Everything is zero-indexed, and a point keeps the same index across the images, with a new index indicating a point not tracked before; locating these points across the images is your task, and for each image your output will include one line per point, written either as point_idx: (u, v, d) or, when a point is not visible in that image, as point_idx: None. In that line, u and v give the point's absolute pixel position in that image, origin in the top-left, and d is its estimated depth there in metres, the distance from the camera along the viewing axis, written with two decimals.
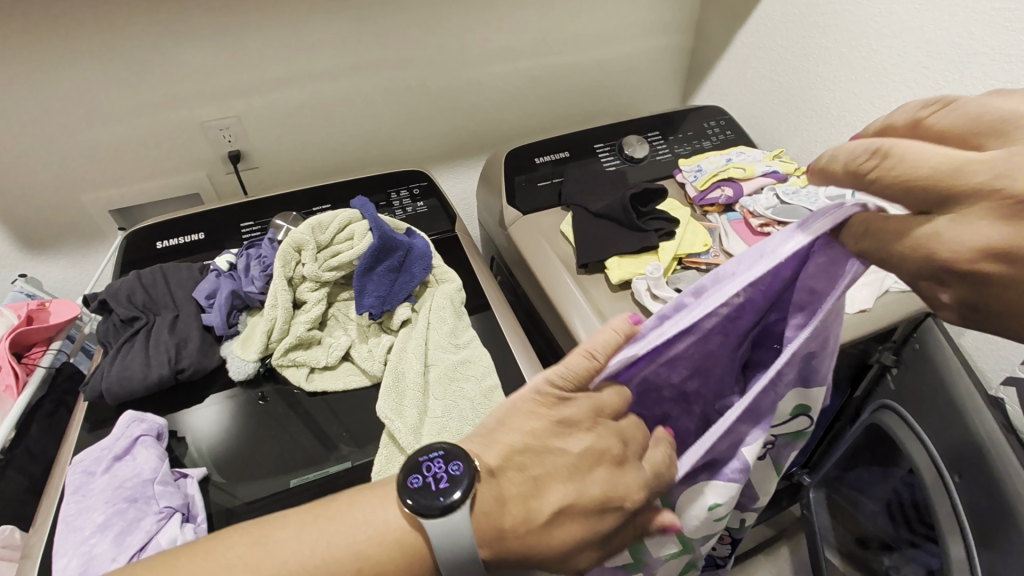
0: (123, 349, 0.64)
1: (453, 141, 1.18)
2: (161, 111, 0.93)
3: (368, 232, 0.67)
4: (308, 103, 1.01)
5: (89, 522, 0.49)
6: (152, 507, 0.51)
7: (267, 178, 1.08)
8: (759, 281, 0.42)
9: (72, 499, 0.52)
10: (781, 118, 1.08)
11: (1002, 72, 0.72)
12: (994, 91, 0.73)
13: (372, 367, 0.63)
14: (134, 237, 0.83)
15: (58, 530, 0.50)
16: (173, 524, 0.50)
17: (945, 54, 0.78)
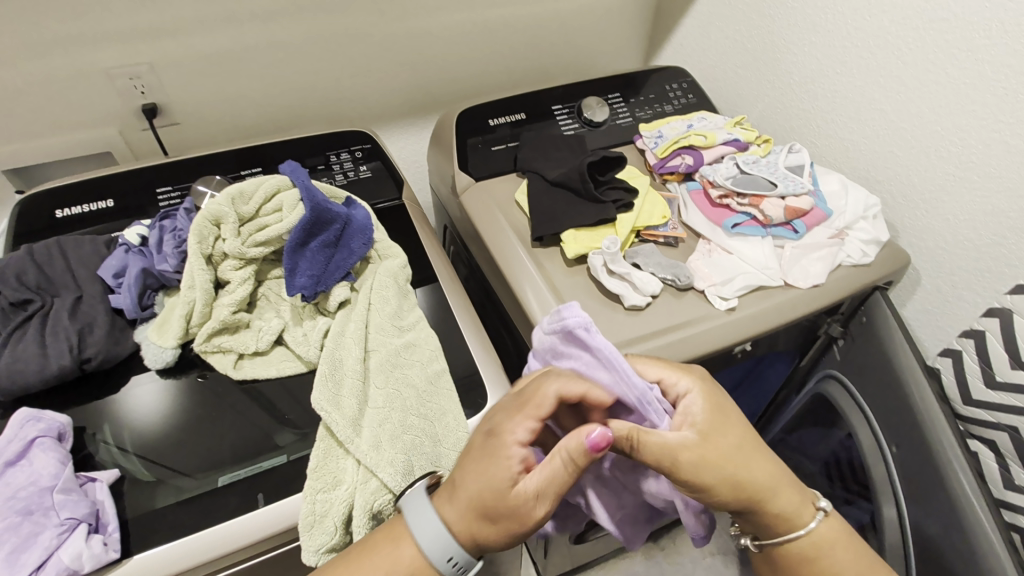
0: (14, 337, 0.56)
1: (402, 98, 1.09)
2: (53, 56, 0.80)
3: (299, 203, 0.60)
4: (233, 51, 0.89)
5: None
6: (51, 519, 0.45)
7: (190, 135, 0.96)
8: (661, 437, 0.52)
9: None
10: (743, 83, 1.05)
11: (962, 40, 0.70)
12: (954, 61, 0.72)
13: (307, 353, 0.58)
14: (30, 204, 0.72)
15: None
16: (79, 538, 0.45)
17: (908, 19, 0.75)
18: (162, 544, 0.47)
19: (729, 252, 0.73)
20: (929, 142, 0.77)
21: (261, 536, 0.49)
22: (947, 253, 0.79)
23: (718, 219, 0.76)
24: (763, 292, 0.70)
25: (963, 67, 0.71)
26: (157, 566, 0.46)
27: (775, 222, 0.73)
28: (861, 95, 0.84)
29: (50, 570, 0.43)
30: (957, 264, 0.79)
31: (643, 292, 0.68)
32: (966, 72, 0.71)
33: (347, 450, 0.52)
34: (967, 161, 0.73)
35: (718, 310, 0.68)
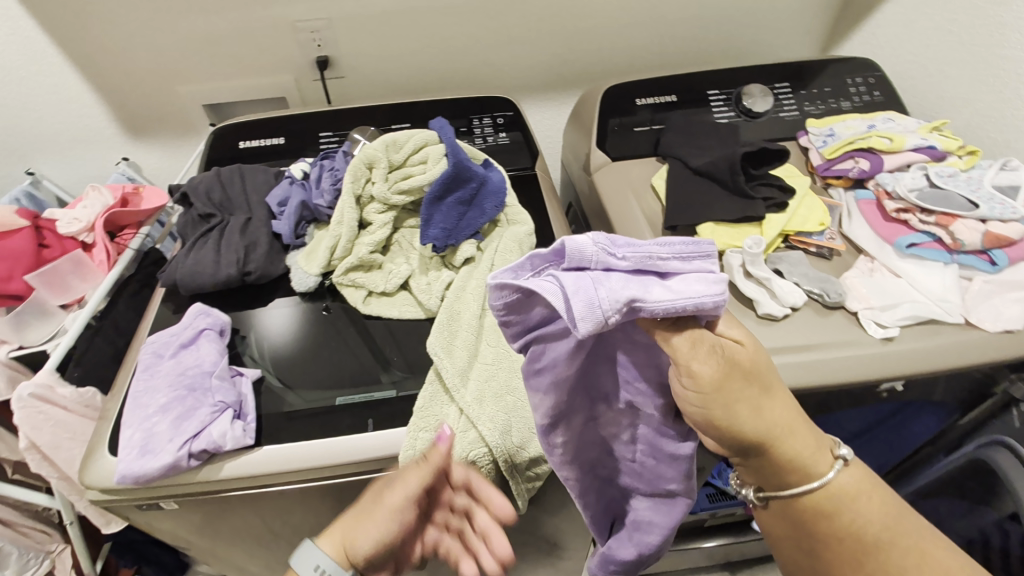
0: (197, 243, 0.65)
1: (547, 71, 1.08)
2: (255, 7, 0.90)
3: (442, 159, 0.62)
4: (400, 12, 0.94)
5: (153, 401, 0.52)
6: (208, 398, 0.52)
7: (351, 89, 1.04)
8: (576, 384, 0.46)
9: (141, 377, 0.55)
10: (949, 85, 0.88)
11: None
12: None
13: (428, 301, 0.60)
14: (221, 134, 0.83)
15: (127, 404, 0.53)
16: (223, 417, 0.51)
17: None
18: (286, 443, 0.53)
19: (896, 274, 0.63)
20: None
21: (366, 457, 0.53)
22: None
23: (890, 235, 0.65)
24: (934, 328, 0.59)
25: None
26: (279, 460, 0.52)
27: (966, 248, 0.61)
28: None
29: (202, 440, 0.50)
30: None
31: (783, 302, 0.61)
32: None
33: (451, 397, 0.54)
34: None
35: (872, 338, 0.59)
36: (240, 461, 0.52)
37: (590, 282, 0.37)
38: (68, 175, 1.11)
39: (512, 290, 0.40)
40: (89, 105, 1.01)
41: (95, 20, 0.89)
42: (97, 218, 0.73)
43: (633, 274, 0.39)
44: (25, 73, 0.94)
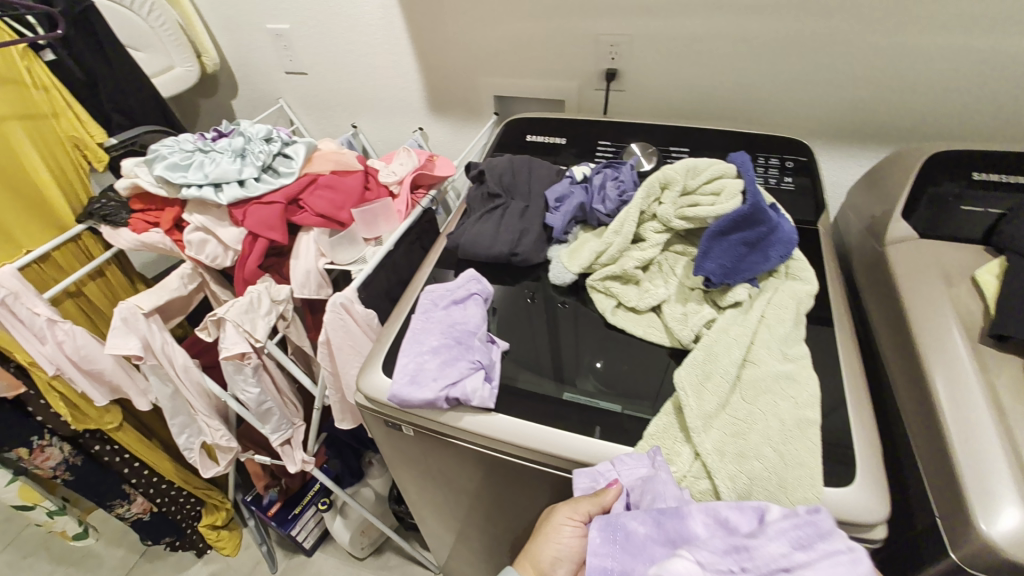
0: (481, 218, 0.73)
1: (848, 121, 0.96)
2: (570, 17, 0.99)
3: (739, 194, 0.58)
4: (704, 37, 0.93)
5: (427, 342, 0.60)
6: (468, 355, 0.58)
7: (627, 104, 1.07)
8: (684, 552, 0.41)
9: (420, 318, 0.63)
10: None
11: None
12: None
13: (682, 332, 0.57)
14: (513, 125, 0.92)
15: (406, 337, 0.62)
16: (480, 373, 0.57)
17: None
18: (513, 418, 0.55)
19: None
20: None
21: (579, 459, 0.52)
22: None
23: None
24: None
25: None
26: (505, 428, 0.55)
27: None
28: None
29: (459, 389, 0.55)
30: None
31: None
32: None
33: (689, 439, 0.50)
34: None
35: None
36: (479, 419, 0.56)
37: None
38: (376, 134, 1.37)
39: None
40: (412, 81, 1.22)
41: (444, 13, 1.07)
42: (407, 176, 0.87)
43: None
44: (380, 48, 1.18)
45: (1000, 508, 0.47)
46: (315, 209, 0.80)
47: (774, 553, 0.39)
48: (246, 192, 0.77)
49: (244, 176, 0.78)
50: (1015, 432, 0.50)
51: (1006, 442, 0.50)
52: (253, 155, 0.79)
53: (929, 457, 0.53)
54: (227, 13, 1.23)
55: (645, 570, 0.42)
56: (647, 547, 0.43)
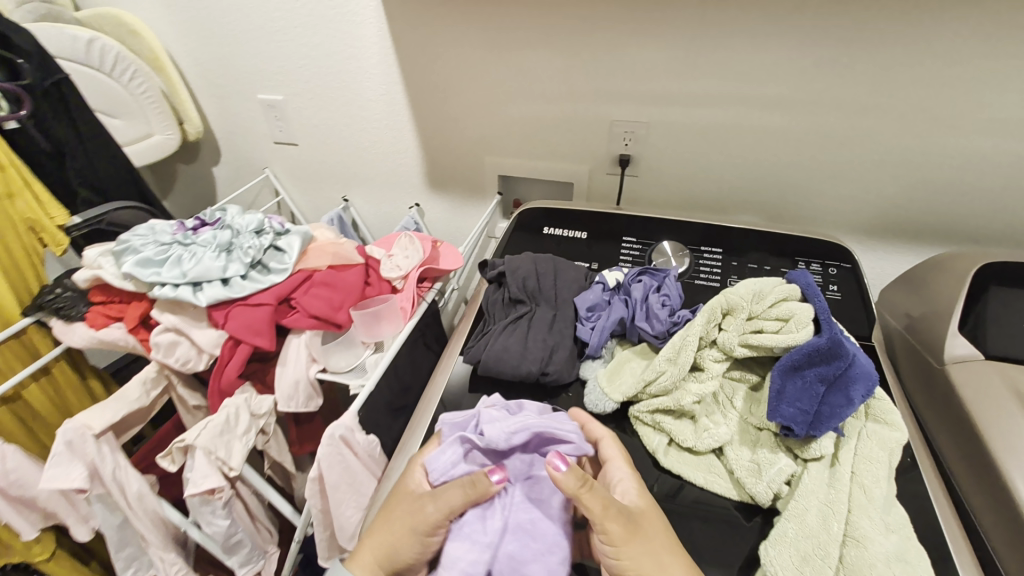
0: (504, 329, 0.64)
1: (869, 216, 0.93)
2: (584, 102, 0.96)
3: (811, 324, 0.51)
4: (723, 128, 0.91)
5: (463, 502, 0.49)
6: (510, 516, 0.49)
7: (640, 190, 1.03)
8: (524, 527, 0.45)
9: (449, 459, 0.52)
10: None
11: None
12: None
13: (756, 488, 0.48)
14: (529, 215, 0.86)
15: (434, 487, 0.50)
16: (538, 548, 0.43)
17: None
18: None
19: None
20: None
21: None
22: None
23: None
24: None
25: None
26: None
27: None
28: None
29: None
30: None
31: None
32: None
33: None
34: None
35: None
36: None
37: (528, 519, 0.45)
38: (370, 207, 1.29)
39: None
40: (412, 157, 1.16)
41: (450, 94, 1.03)
42: (413, 270, 0.78)
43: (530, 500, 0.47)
44: (380, 125, 1.13)
45: None
46: (308, 310, 0.69)
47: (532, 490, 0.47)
48: (229, 292, 0.67)
49: (229, 273, 0.68)
50: None
51: None
52: (240, 248, 0.70)
53: None
54: (217, 82, 1.17)
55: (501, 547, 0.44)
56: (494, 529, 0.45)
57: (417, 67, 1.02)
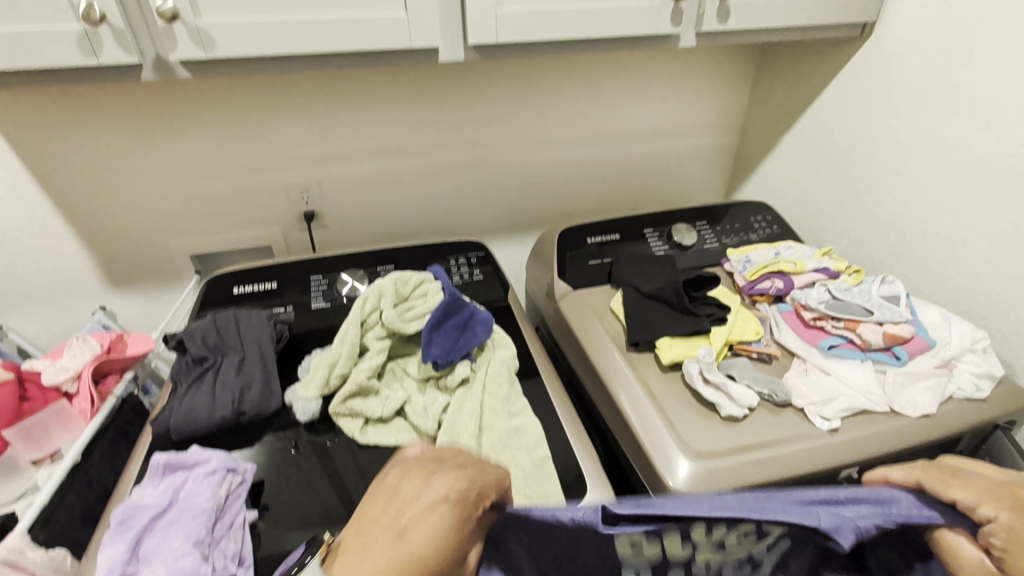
0: (192, 387, 0.67)
1: (510, 219, 1.26)
2: (252, 173, 1.04)
3: (440, 291, 0.74)
4: (382, 174, 1.11)
5: (162, 552, 0.47)
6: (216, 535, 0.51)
7: (335, 238, 1.16)
8: (177, 515, 0.50)
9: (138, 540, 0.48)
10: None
11: None
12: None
13: (426, 425, 0.63)
14: (217, 280, 0.90)
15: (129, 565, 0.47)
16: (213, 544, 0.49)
17: (982, 162, 0.80)
18: None
19: (826, 372, 0.75)
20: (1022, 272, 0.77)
21: None
22: None
23: (813, 339, 0.79)
24: (866, 417, 0.70)
25: None
26: None
27: (874, 346, 0.75)
28: (952, 234, 0.86)
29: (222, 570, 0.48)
30: None
31: (741, 403, 0.70)
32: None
33: None
34: None
35: (820, 430, 0.68)
36: None
37: (174, 516, 0.50)
38: (32, 329, 1.10)
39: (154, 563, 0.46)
40: (76, 261, 1.05)
41: (103, 187, 0.99)
42: (86, 367, 0.73)
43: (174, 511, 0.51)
44: (21, 233, 0.99)
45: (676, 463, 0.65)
46: None
47: (182, 499, 0.52)
48: None
49: None
50: (663, 406, 0.72)
51: (663, 418, 0.70)
52: None
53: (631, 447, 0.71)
54: None
55: (153, 545, 0.47)
56: (158, 534, 0.48)
57: (50, 166, 0.95)
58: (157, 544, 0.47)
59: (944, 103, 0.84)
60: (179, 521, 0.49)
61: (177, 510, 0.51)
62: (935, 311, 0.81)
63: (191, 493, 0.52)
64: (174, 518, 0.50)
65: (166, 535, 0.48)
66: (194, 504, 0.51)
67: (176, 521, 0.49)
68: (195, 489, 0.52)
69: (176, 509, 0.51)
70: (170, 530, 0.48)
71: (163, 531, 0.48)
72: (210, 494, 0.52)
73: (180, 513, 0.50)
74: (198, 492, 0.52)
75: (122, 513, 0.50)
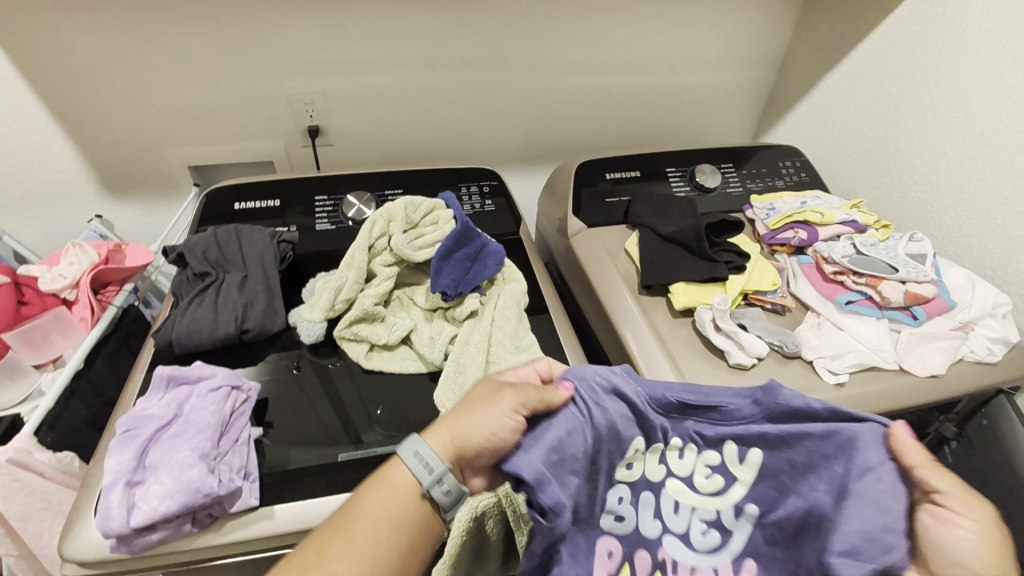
0: (194, 302, 0.65)
1: (524, 148, 1.20)
2: (252, 79, 0.97)
3: (452, 220, 0.70)
4: (392, 90, 1.04)
5: (169, 463, 0.47)
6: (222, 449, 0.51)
7: (340, 156, 1.10)
8: (182, 427, 0.50)
9: (145, 449, 0.48)
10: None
11: None
12: None
13: (432, 354, 0.62)
14: (217, 194, 0.86)
15: (137, 472, 0.47)
16: (219, 458, 0.49)
17: None
18: (295, 500, 0.51)
19: (840, 327, 0.73)
20: None
21: None
22: None
23: (831, 293, 0.77)
24: (875, 374, 0.69)
25: None
26: (294, 520, 0.50)
27: (893, 304, 0.73)
28: (992, 192, 0.81)
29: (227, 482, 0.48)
30: None
31: (749, 352, 0.69)
32: None
33: None
34: None
35: (827, 384, 0.68)
36: (271, 513, 0.50)
37: (181, 428, 0.50)
38: (28, 232, 1.07)
39: (163, 471, 0.46)
40: (68, 164, 1.00)
41: (91, 84, 0.92)
42: (83, 275, 0.71)
43: (180, 423, 0.51)
44: (6, 130, 0.93)
45: None
46: None
47: (187, 411, 0.51)
48: None
49: None
50: (670, 349, 0.71)
51: (667, 361, 0.70)
52: None
53: None
54: None
55: (160, 456, 0.47)
56: (164, 445, 0.48)
57: (31, 56, 0.87)
58: (165, 455, 0.47)
59: (1012, 44, 0.76)
60: (185, 434, 0.49)
61: (183, 421, 0.50)
62: (958, 271, 0.78)
63: (197, 406, 0.52)
64: (179, 431, 0.49)
65: (174, 446, 0.48)
66: (200, 417, 0.50)
67: (183, 434, 0.49)
68: (201, 403, 0.52)
69: (182, 421, 0.50)
70: (177, 443, 0.48)
71: (169, 442, 0.48)
72: (216, 409, 0.52)
73: (186, 425, 0.50)
74: (204, 406, 0.52)
75: (128, 421, 0.50)
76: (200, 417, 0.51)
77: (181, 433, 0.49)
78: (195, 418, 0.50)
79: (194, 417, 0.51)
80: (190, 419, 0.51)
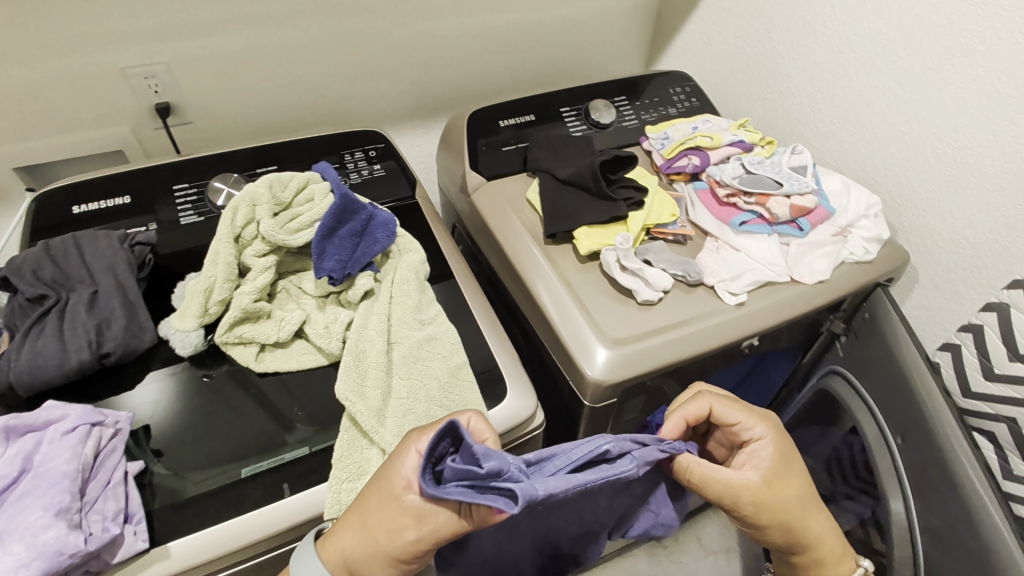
0: (33, 332, 0.56)
1: (413, 103, 1.11)
2: (68, 55, 0.81)
3: (329, 194, 0.64)
4: (248, 52, 0.91)
5: (18, 530, 0.40)
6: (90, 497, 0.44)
7: (203, 135, 0.97)
8: (31, 484, 0.43)
9: None
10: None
11: (938, 39, 0.73)
12: (931, 64, 0.75)
13: (330, 345, 0.58)
14: (48, 198, 0.73)
15: None
16: (86, 510, 0.43)
17: (897, 16, 0.77)
18: (191, 532, 0.47)
19: (736, 249, 0.76)
20: (917, 134, 0.78)
21: (290, 523, 0.49)
22: (933, 244, 0.81)
23: (726, 216, 0.78)
24: (770, 288, 0.73)
25: (936, 65, 0.74)
26: (192, 553, 0.46)
27: (781, 220, 0.76)
28: (859, 99, 0.85)
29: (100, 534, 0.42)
30: (935, 249, 0.81)
31: (656, 287, 0.70)
32: (932, 68, 0.75)
33: (371, 439, 0.52)
34: (938, 156, 0.77)
35: (728, 305, 0.70)
36: (165, 552, 0.45)
37: (29, 485, 0.43)
38: None
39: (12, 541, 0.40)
40: None
41: None
42: None
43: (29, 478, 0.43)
44: None
45: (593, 352, 0.65)
46: None
47: (36, 464, 0.44)
48: None
49: None
50: (580, 296, 0.71)
51: (578, 308, 0.69)
52: None
53: (551, 341, 0.70)
54: None
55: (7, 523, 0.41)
56: (11, 509, 0.42)
57: None
58: (13, 521, 0.41)
59: None
60: (34, 492, 0.42)
61: (32, 476, 0.43)
62: (835, 177, 0.82)
63: (48, 456, 0.44)
64: (27, 489, 0.42)
65: (22, 508, 0.41)
66: (51, 469, 0.43)
67: (33, 492, 0.42)
68: (53, 451, 0.45)
69: (30, 476, 0.43)
70: (25, 504, 0.41)
71: (17, 504, 0.42)
72: (72, 455, 0.45)
73: (37, 480, 0.43)
74: (56, 455, 0.44)
75: None
76: (51, 469, 0.44)
77: (30, 491, 0.42)
78: (46, 470, 0.43)
79: (44, 469, 0.43)
80: (40, 472, 0.44)
